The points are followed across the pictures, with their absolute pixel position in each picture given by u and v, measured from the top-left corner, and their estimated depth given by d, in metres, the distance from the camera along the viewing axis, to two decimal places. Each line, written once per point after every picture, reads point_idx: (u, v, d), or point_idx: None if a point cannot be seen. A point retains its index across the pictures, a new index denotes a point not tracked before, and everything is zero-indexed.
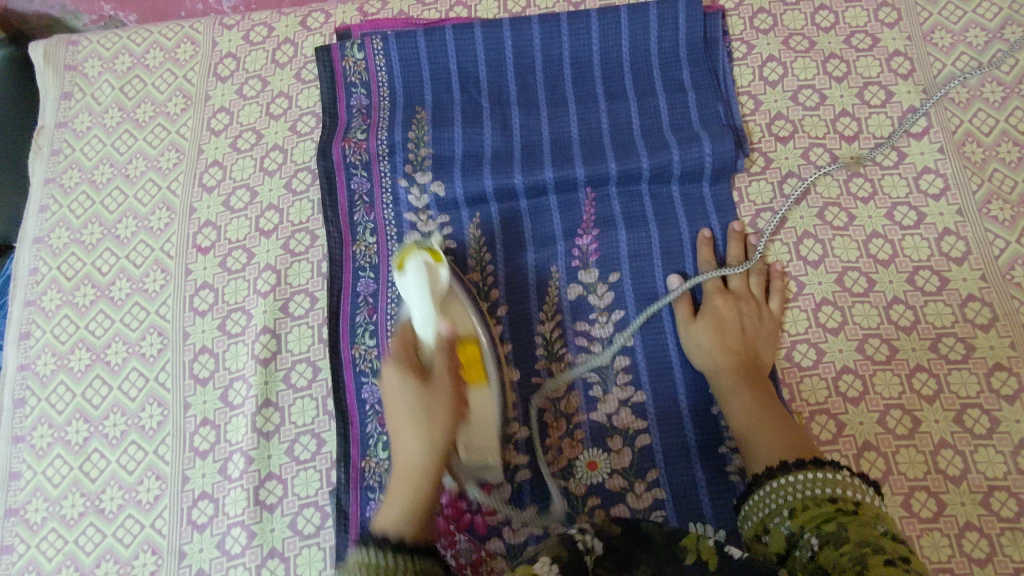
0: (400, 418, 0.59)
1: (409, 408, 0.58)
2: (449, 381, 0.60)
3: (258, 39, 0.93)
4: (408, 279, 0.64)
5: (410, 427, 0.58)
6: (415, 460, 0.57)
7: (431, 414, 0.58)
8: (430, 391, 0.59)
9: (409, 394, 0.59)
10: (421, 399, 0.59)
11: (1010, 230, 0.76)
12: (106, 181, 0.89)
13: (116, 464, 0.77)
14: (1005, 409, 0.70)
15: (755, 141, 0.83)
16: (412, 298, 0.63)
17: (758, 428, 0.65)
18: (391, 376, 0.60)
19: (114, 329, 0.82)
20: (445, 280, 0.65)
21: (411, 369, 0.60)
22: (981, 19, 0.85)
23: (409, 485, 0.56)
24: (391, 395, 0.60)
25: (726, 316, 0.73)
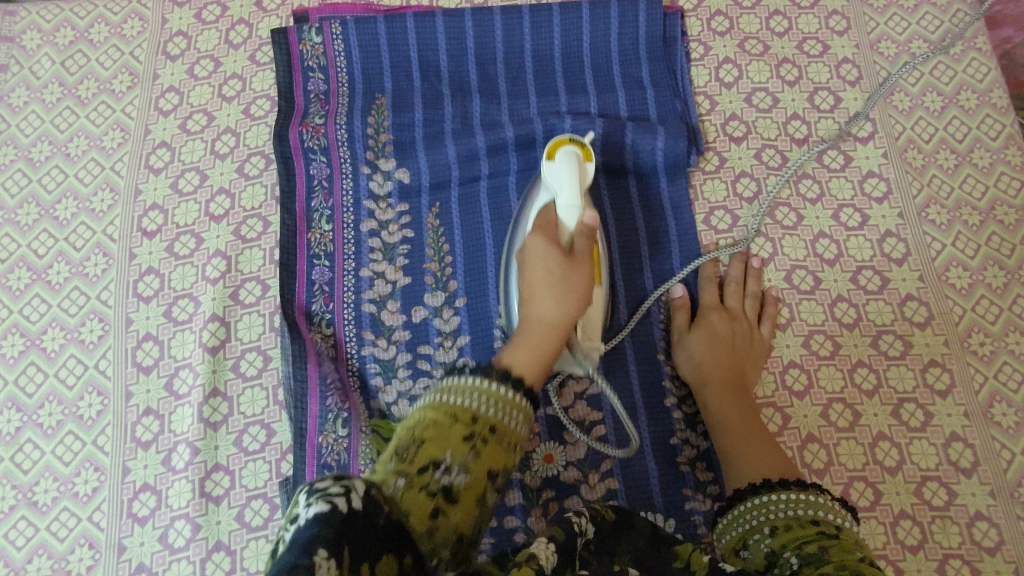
0: (539, 278, 0.60)
1: (553, 271, 0.60)
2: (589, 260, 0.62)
3: (211, 18, 0.90)
4: (557, 166, 0.66)
5: (548, 288, 0.59)
6: (549, 317, 0.57)
7: (569, 282, 0.59)
8: (573, 265, 0.61)
9: (553, 262, 0.60)
10: (566, 268, 0.60)
11: (945, 233, 0.80)
12: (45, 159, 0.85)
13: (52, 455, 0.73)
14: (938, 403, 0.74)
15: (710, 140, 0.85)
16: (561, 181, 0.65)
17: (737, 435, 0.67)
18: (537, 245, 0.62)
19: (51, 315, 0.78)
20: (591, 175, 0.67)
21: (557, 243, 0.62)
22: (923, 32, 0.88)
23: (538, 333, 0.56)
24: (534, 259, 0.61)
25: (720, 331, 0.74)
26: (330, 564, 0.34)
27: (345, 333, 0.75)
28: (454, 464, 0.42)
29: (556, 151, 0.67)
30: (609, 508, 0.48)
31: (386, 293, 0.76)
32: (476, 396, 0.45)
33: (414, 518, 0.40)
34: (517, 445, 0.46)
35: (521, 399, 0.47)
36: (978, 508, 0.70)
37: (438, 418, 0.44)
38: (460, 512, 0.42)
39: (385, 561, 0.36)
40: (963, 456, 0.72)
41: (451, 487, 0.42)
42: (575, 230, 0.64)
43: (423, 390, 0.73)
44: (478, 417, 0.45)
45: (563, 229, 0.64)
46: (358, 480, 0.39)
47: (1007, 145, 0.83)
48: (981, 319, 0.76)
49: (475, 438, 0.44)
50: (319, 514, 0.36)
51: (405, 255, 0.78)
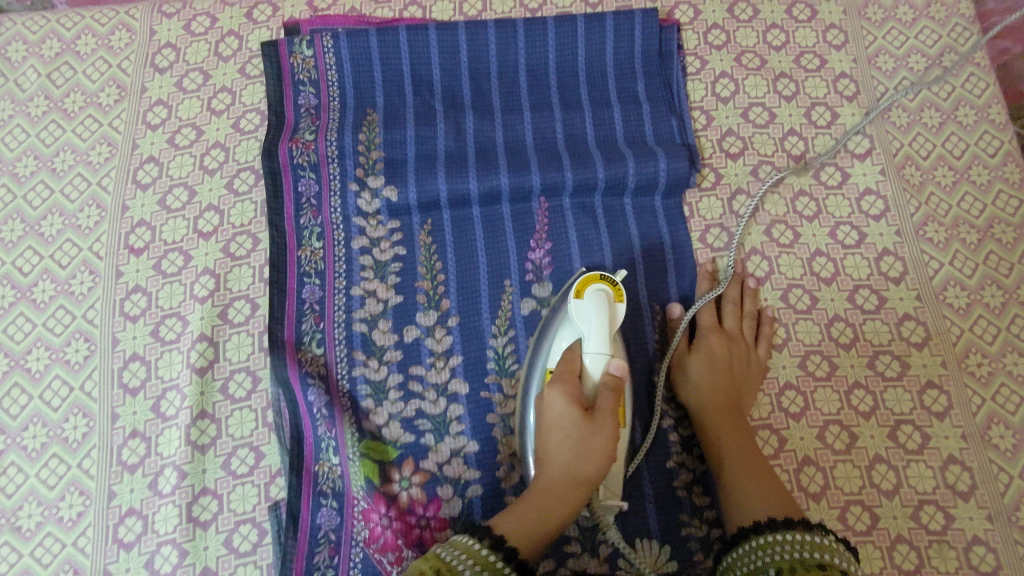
0: (557, 436, 0.61)
1: (571, 431, 0.60)
2: (611, 418, 0.61)
3: (200, 29, 0.89)
4: (585, 308, 0.65)
5: (564, 452, 0.60)
6: (558, 486, 0.59)
7: (586, 445, 0.60)
8: (592, 425, 0.60)
9: (570, 422, 0.60)
10: (584, 430, 0.60)
11: (943, 251, 0.79)
12: (30, 174, 0.84)
13: (36, 478, 0.72)
14: (936, 425, 0.73)
15: (706, 156, 0.84)
16: (587, 326, 0.64)
17: (734, 456, 0.67)
18: (556, 398, 0.61)
19: (36, 334, 0.77)
20: (621, 316, 0.66)
21: (578, 398, 0.62)
22: (922, 46, 0.87)
23: (546, 503, 0.59)
24: (552, 414, 0.61)
25: (718, 354, 0.73)
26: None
27: (335, 353, 0.74)
28: None
29: (584, 289, 0.66)
30: None
31: (377, 312, 0.75)
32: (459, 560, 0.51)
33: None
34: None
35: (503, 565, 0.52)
36: (976, 532, 0.69)
37: (419, 573, 0.48)
38: None
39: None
40: (961, 479, 0.71)
41: None
42: (599, 382, 0.62)
43: (415, 412, 0.72)
44: None
45: (587, 379, 0.63)
46: None
47: (1006, 162, 0.82)
48: (979, 340, 0.75)
49: None
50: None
51: (396, 274, 0.77)
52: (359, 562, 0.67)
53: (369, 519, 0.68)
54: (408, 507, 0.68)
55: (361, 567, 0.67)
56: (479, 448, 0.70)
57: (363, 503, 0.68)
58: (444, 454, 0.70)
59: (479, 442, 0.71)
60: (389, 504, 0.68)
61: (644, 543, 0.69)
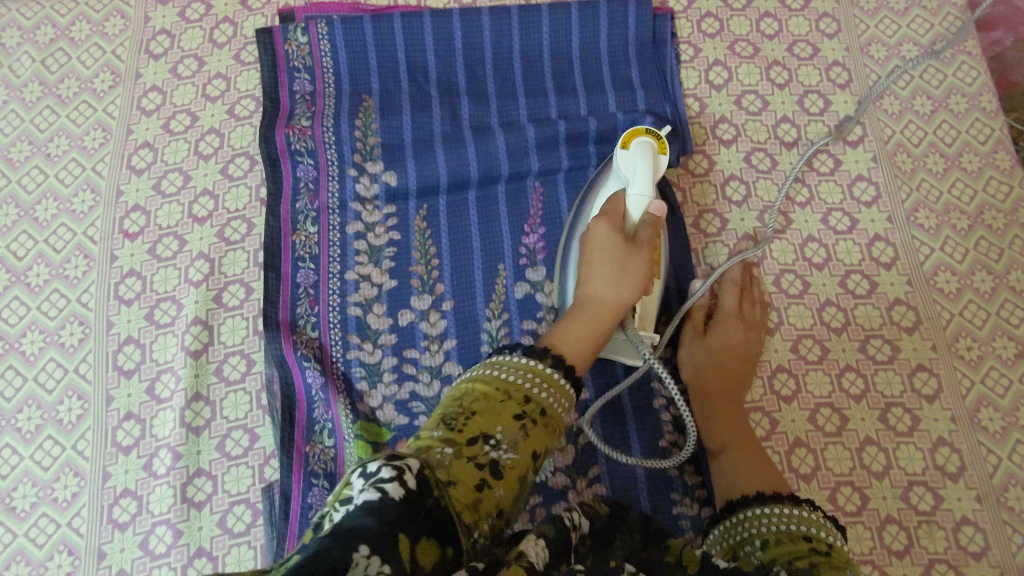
0: (598, 261, 0.62)
1: (611, 256, 0.61)
2: (652, 249, 0.63)
3: (195, 16, 0.89)
4: (631, 155, 0.68)
5: (607, 270, 0.60)
6: (602, 299, 0.59)
7: (627, 263, 0.61)
8: (632, 248, 0.62)
9: (613, 244, 0.62)
10: (625, 250, 0.62)
11: (934, 237, 0.80)
12: (24, 159, 0.84)
13: (30, 460, 0.72)
14: (926, 408, 0.74)
15: (699, 143, 0.84)
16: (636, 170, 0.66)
17: (728, 434, 0.68)
18: (599, 227, 0.64)
19: (30, 317, 0.77)
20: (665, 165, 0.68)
21: (619, 229, 0.64)
22: (914, 34, 0.88)
23: (591, 312, 0.58)
24: (594, 241, 0.63)
25: (734, 341, 0.73)
26: (369, 562, 0.30)
27: (330, 337, 0.74)
28: (502, 441, 0.42)
29: (632, 139, 0.68)
30: (603, 503, 0.47)
31: (372, 296, 0.76)
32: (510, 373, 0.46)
33: (458, 486, 0.39)
34: (557, 427, 0.46)
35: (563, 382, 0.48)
36: (964, 513, 0.70)
37: (486, 392, 0.44)
38: (505, 487, 0.41)
39: (425, 547, 0.33)
40: (950, 461, 0.72)
41: (499, 461, 0.41)
42: (640, 220, 0.65)
43: (409, 394, 0.72)
44: (525, 398, 0.45)
45: (629, 221, 0.65)
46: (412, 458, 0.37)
47: (996, 149, 0.82)
48: (969, 324, 0.76)
49: (523, 416, 0.44)
50: (369, 502, 0.33)
51: (390, 258, 0.77)
52: None
53: None
54: None
55: None
56: None
57: None
58: None
59: None
60: None
61: None
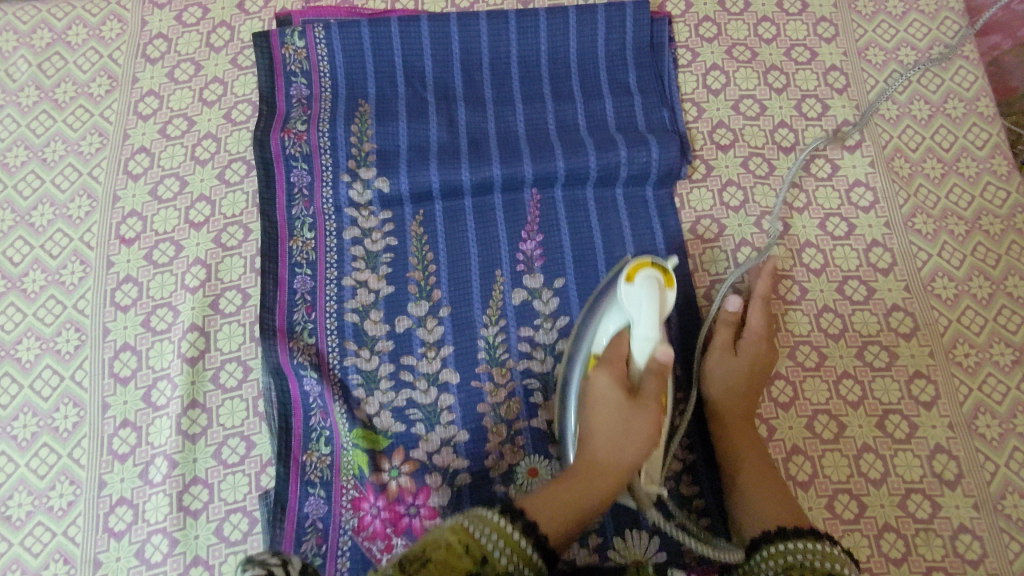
0: (600, 416, 0.59)
1: (613, 415, 0.59)
2: (657, 405, 0.60)
3: (191, 20, 0.88)
4: (637, 290, 0.63)
5: (606, 434, 0.58)
6: (599, 463, 0.57)
7: (630, 425, 0.58)
8: (636, 406, 0.59)
9: (616, 401, 0.59)
10: (627, 410, 0.59)
11: (932, 243, 0.79)
12: (21, 164, 0.83)
13: (26, 468, 0.72)
14: (923, 415, 0.74)
15: (697, 148, 0.84)
16: (640, 310, 0.63)
17: (747, 455, 0.67)
18: (600, 379, 0.61)
19: (26, 324, 0.77)
20: (671, 302, 0.65)
21: (622, 380, 0.61)
22: (912, 39, 0.88)
23: (586, 480, 0.56)
24: (596, 394, 0.61)
25: (762, 360, 0.73)
26: None
27: (327, 343, 0.74)
28: None
29: (636, 272, 0.64)
30: None
31: (369, 302, 0.75)
32: (480, 530, 0.48)
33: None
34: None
35: (531, 552, 0.49)
36: (961, 521, 0.70)
37: (448, 543, 0.46)
38: None
39: None
40: (947, 468, 0.72)
41: None
42: (646, 368, 0.62)
43: (406, 402, 0.72)
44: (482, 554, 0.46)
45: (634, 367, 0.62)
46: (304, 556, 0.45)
47: (993, 154, 0.82)
48: (966, 330, 0.76)
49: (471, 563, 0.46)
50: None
51: (387, 264, 0.77)
52: (348, 550, 0.67)
53: (360, 507, 0.69)
54: (398, 495, 0.69)
55: (349, 556, 0.67)
56: (469, 437, 0.71)
57: (353, 492, 0.69)
58: (434, 444, 0.71)
59: (469, 430, 0.71)
60: (379, 494, 0.69)
61: (632, 533, 0.69)
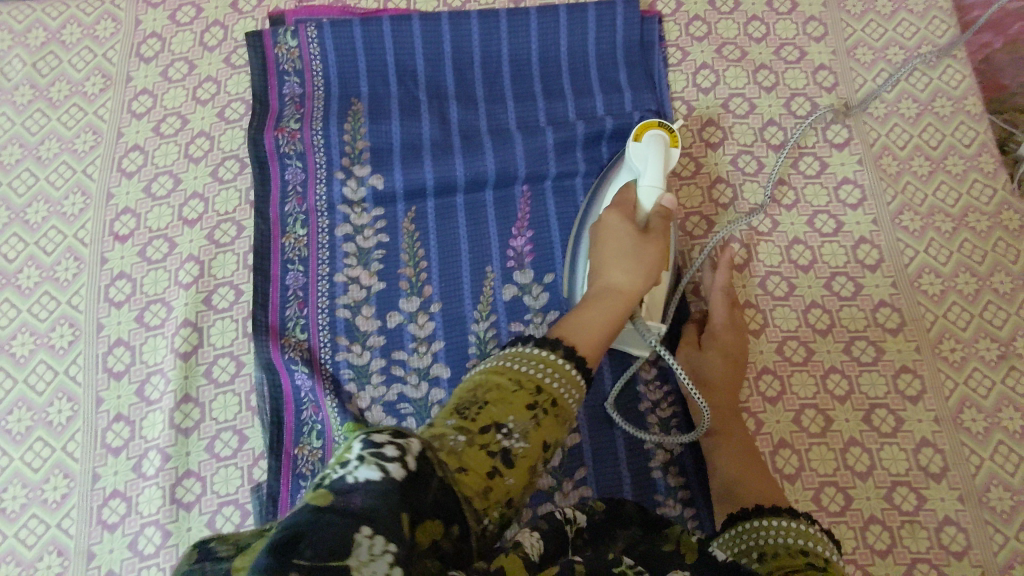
0: (611, 250, 0.62)
1: (622, 248, 0.62)
2: (663, 239, 0.64)
3: (185, 20, 0.89)
4: (644, 147, 0.67)
5: (618, 258, 0.61)
6: (618, 284, 0.59)
7: (639, 251, 0.62)
8: (645, 240, 0.62)
9: (626, 233, 0.63)
10: (638, 243, 0.62)
11: (919, 240, 0.80)
12: (16, 162, 0.84)
13: (21, 461, 0.73)
14: (909, 409, 0.74)
15: (687, 145, 0.85)
16: (645, 162, 0.66)
17: (727, 445, 0.68)
18: (611, 219, 0.65)
19: (21, 319, 0.78)
20: (676, 160, 0.68)
21: (632, 220, 0.65)
22: (900, 38, 0.89)
23: (605, 296, 0.57)
24: (607, 233, 0.64)
25: (729, 344, 0.74)
26: (372, 542, 0.30)
27: (319, 339, 0.74)
28: (515, 430, 0.42)
29: (643, 133, 0.68)
30: (600, 501, 0.46)
31: (361, 298, 0.76)
32: (531, 364, 0.45)
33: (472, 471, 0.39)
34: (571, 418, 0.46)
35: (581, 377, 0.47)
36: (946, 513, 0.71)
37: (503, 384, 0.43)
38: (516, 478, 0.41)
39: (428, 525, 0.34)
40: (933, 461, 0.72)
41: (512, 451, 0.41)
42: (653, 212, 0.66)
43: (397, 395, 0.72)
44: (539, 391, 0.44)
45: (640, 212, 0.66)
46: (413, 437, 0.36)
47: (980, 152, 0.83)
48: (952, 325, 0.77)
49: (537, 406, 0.43)
50: (369, 480, 0.32)
51: (379, 260, 0.78)
52: None
53: None
54: None
55: None
56: None
57: None
58: None
59: None
60: None
61: None
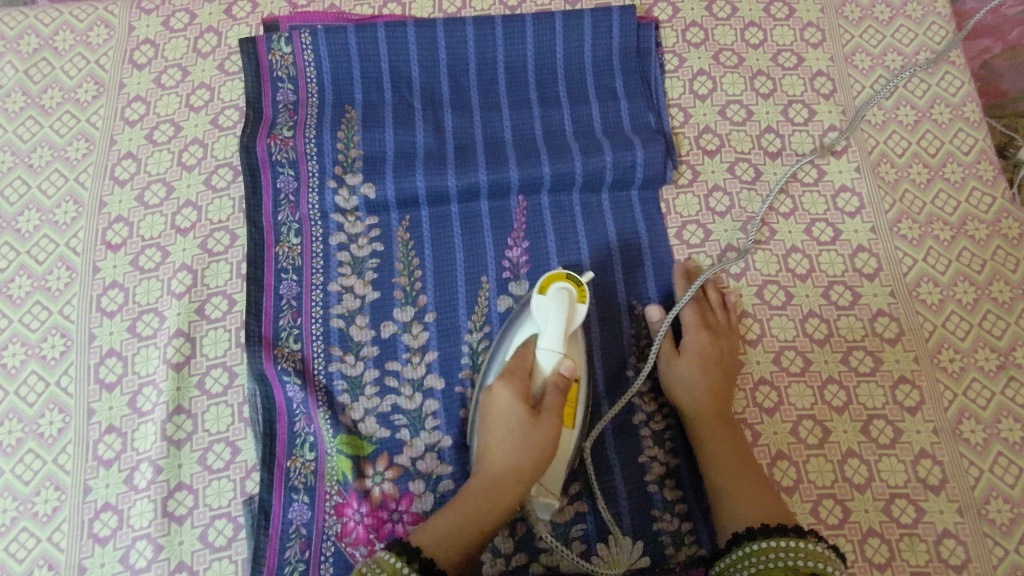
0: (497, 432, 0.62)
1: (508, 431, 0.61)
2: (556, 419, 0.62)
3: (179, 26, 0.89)
4: (548, 302, 0.64)
5: (501, 445, 0.61)
6: (496, 477, 0.61)
7: (526, 440, 0.60)
8: (535, 423, 0.61)
9: (513, 416, 0.61)
10: (526, 427, 0.61)
11: (917, 248, 0.80)
12: (7, 170, 0.84)
13: (11, 473, 0.72)
14: (908, 420, 0.74)
15: (684, 153, 0.84)
16: (548, 322, 0.63)
17: (724, 456, 0.67)
18: (504, 394, 0.62)
19: (12, 330, 0.77)
20: (582, 317, 0.64)
21: (525, 396, 0.62)
22: (898, 44, 0.88)
23: (479, 494, 0.60)
24: (497, 410, 0.62)
25: (709, 349, 0.72)
26: None
27: (312, 349, 0.74)
28: None
29: (548, 285, 0.65)
30: None
31: (355, 308, 0.75)
32: (374, 569, 0.53)
33: None
34: None
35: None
36: (946, 526, 0.70)
37: None
38: None
39: None
40: (932, 473, 0.72)
41: None
42: (548, 380, 0.62)
43: (391, 407, 0.72)
44: None
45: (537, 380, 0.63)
46: None
47: (979, 160, 0.83)
48: (951, 335, 0.76)
49: None
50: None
51: (374, 269, 0.77)
52: (331, 556, 0.67)
53: (343, 513, 0.68)
54: (381, 502, 0.69)
55: (333, 562, 0.67)
56: (453, 443, 0.71)
57: (337, 498, 0.69)
58: (419, 450, 0.71)
59: (453, 435, 0.71)
60: (362, 500, 0.69)
61: (616, 539, 0.69)
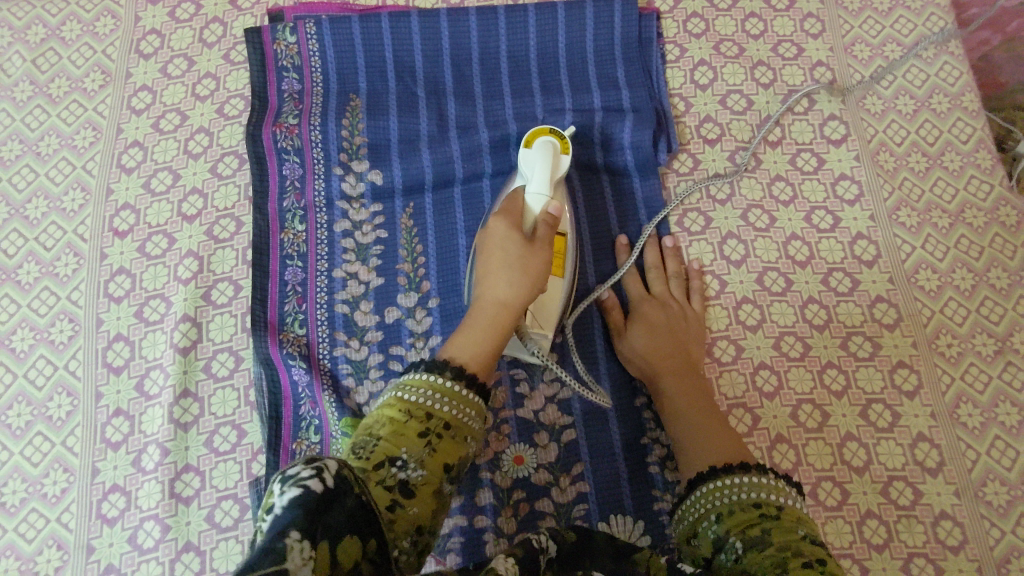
0: (495, 260, 0.63)
1: (506, 257, 0.63)
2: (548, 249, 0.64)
3: (184, 16, 0.90)
4: (533, 154, 0.70)
5: (501, 267, 0.62)
6: (501, 298, 0.61)
7: (523, 262, 0.62)
8: (531, 249, 0.63)
9: (510, 242, 0.63)
10: (522, 252, 0.63)
11: (916, 236, 0.80)
12: (14, 158, 0.85)
13: (20, 455, 0.73)
14: (906, 404, 0.75)
15: (685, 142, 0.85)
16: (535, 169, 0.69)
17: (692, 417, 0.67)
18: (498, 227, 0.65)
19: (20, 315, 0.78)
20: (564, 167, 0.70)
21: (518, 228, 0.65)
22: (898, 35, 0.89)
23: (486, 314, 0.60)
24: (492, 242, 0.64)
25: (656, 319, 0.75)
26: (302, 545, 0.34)
27: (317, 334, 0.75)
28: (409, 461, 0.48)
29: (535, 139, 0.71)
30: (569, 530, 0.50)
31: (359, 293, 0.76)
32: (418, 390, 0.52)
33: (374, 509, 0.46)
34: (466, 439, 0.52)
35: (467, 399, 0.53)
36: (943, 507, 0.71)
37: (395, 417, 0.50)
38: (418, 504, 0.48)
39: (348, 540, 0.38)
40: (929, 456, 0.73)
41: (409, 481, 0.48)
42: (539, 215, 0.66)
43: None
44: (431, 416, 0.51)
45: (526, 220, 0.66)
46: (328, 460, 0.40)
47: (978, 148, 0.83)
48: (949, 321, 0.77)
49: (429, 434, 0.50)
50: (295, 494, 0.37)
51: (378, 256, 0.78)
52: None
53: None
54: None
55: None
56: None
57: None
58: None
59: None
60: None
61: (617, 520, 0.70)
